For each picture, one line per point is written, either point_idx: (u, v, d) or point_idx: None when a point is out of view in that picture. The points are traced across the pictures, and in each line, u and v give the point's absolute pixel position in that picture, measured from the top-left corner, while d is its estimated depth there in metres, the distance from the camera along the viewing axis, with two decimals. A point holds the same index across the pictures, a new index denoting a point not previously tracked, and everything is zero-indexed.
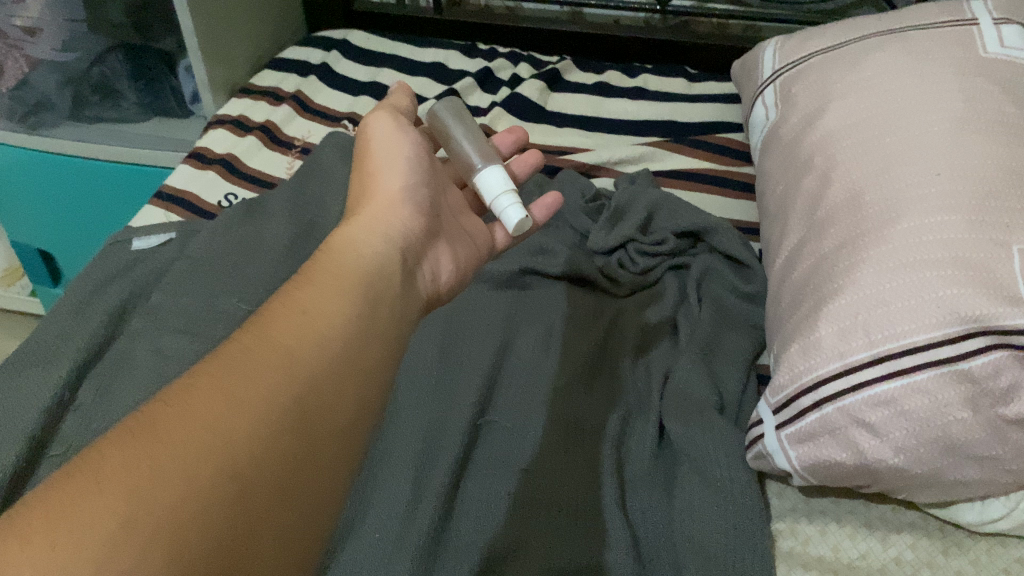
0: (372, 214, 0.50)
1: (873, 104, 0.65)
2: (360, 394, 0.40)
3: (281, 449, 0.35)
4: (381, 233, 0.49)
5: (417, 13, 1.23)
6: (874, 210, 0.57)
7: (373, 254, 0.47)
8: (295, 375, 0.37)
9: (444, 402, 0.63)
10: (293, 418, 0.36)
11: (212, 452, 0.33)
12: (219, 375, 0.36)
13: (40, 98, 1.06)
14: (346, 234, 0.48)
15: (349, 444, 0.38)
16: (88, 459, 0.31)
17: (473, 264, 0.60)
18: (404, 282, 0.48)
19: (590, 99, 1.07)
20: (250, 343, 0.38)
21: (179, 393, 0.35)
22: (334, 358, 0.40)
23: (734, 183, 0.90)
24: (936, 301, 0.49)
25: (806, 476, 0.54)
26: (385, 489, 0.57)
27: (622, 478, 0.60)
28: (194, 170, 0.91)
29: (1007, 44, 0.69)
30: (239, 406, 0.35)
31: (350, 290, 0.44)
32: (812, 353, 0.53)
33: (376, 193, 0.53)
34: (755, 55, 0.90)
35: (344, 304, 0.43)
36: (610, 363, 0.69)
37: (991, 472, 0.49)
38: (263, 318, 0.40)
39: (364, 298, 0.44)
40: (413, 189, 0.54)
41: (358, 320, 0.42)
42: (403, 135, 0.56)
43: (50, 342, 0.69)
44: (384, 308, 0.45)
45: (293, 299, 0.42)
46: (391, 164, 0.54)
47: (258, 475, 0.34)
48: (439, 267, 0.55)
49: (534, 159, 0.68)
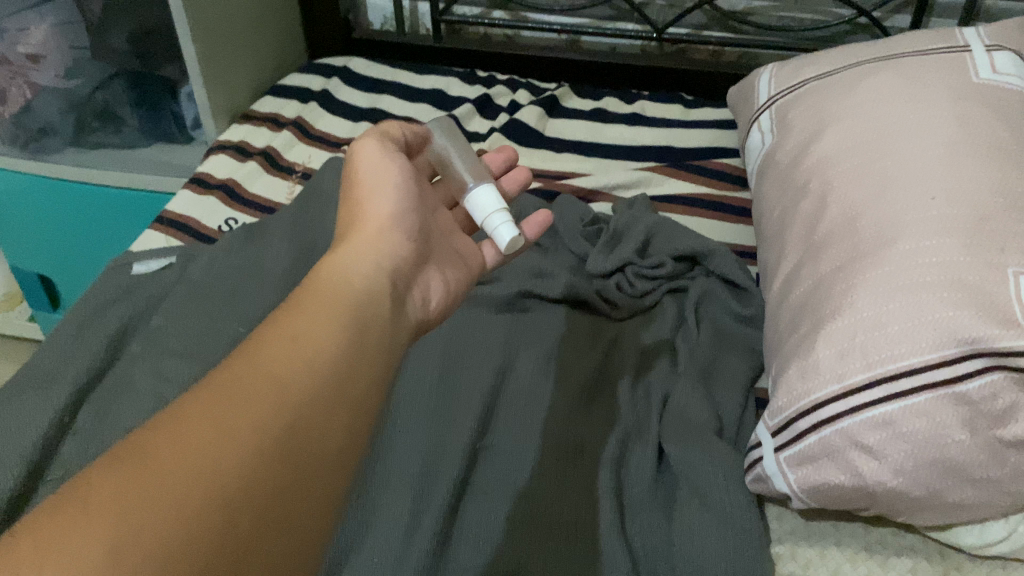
0: (363, 241, 0.51)
1: (868, 129, 0.66)
2: (351, 418, 0.40)
3: (272, 474, 0.35)
4: (374, 260, 0.50)
5: (417, 41, 1.25)
6: (869, 235, 0.57)
7: (362, 280, 0.48)
8: (284, 401, 0.38)
9: (441, 425, 0.63)
10: (283, 443, 0.36)
11: (203, 478, 0.33)
12: (210, 401, 0.36)
13: (43, 124, 1.08)
14: (335, 261, 0.49)
15: (341, 468, 0.39)
16: (77, 487, 0.31)
17: (464, 286, 0.60)
18: (393, 307, 0.49)
19: (588, 125, 1.08)
20: (239, 369, 0.39)
21: (169, 420, 0.35)
22: (324, 383, 0.40)
23: (731, 207, 0.91)
24: (932, 323, 0.50)
25: (805, 499, 0.54)
26: (384, 513, 0.57)
27: (622, 502, 0.60)
28: (195, 195, 0.92)
29: (999, 70, 0.70)
30: (229, 433, 0.35)
31: (340, 317, 0.44)
32: (811, 375, 0.53)
33: (364, 218, 0.53)
34: (751, 81, 0.91)
35: (334, 330, 0.43)
36: (609, 387, 0.69)
37: (990, 495, 0.49)
38: (253, 344, 0.40)
39: (355, 324, 0.44)
40: (401, 215, 0.54)
41: (347, 345, 0.43)
42: (392, 162, 0.56)
43: (50, 367, 0.69)
44: (374, 333, 0.45)
45: (282, 325, 0.42)
46: (380, 190, 0.55)
47: (249, 501, 0.34)
48: (429, 291, 0.55)
49: (523, 177, 0.69)
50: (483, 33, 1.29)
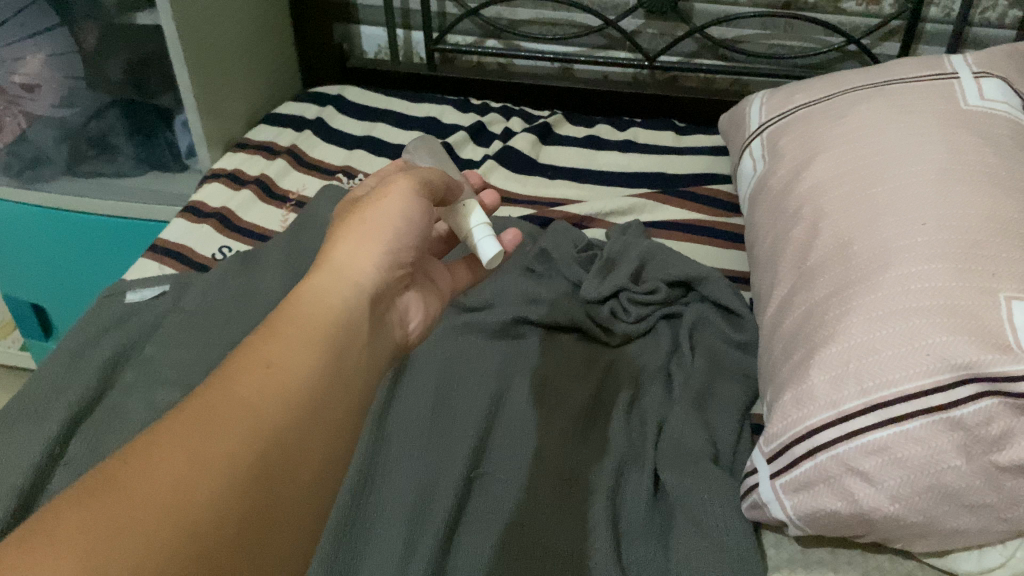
0: (344, 253, 0.49)
1: (859, 156, 0.67)
2: (323, 444, 0.40)
3: (244, 506, 0.35)
4: (354, 279, 0.48)
5: (411, 70, 1.26)
6: (861, 261, 0.58)
7: (345, 302, 0.47)
8: (257, 430, 0.37)
9: (434, 454, 0.63)
10: (256, 473, 0.36)
11: (178, 515, 0.32)
12: (186, 431, 0.36)
13: (38, 153, 1.09)
14: (314, 280, 0.47)
15: (312, 494, 0.39)
16: (44, 523, 0.31)
17: (439, 310, 0.60)
18: (372, 330, 0.48)
19: (581, 152, 1.08)
20: (214, 396, 0.38)
21: (140, 450, 0.34)
22: (299, 410, 0.39)
23: (724, 233, 0.91)
24: (925, 349, 0.50)
25: (801, 526, 0.53)
26: (378, 544, 0.56)
27: (617, 530, 0.59)
28: (189, 224, 0.92)
29: (987, 97, 0.70)
30: (205, 465, 0.35)
31: (320, 340, 0.43)
32: (807, 402, 0.53)
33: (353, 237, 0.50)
34: (742, 109, 0.92)
35: (311, 354, 0.42)
36: (604, 414, 0.69)
37: (988, 521, 0.49)
38: (228, 369, 0.40)
39: (332, 347, 0.44)
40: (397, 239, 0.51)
41: (323, 370, 0.42)
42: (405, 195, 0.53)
43: (42, 397, 0.69)
44: (350, 357, 0.45)
45: (261, 348, 0.41)
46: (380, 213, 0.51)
47: (221, 534, 0.34)
48: (408, 314, 0.56)
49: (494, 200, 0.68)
50: (476, 62, 1.30)
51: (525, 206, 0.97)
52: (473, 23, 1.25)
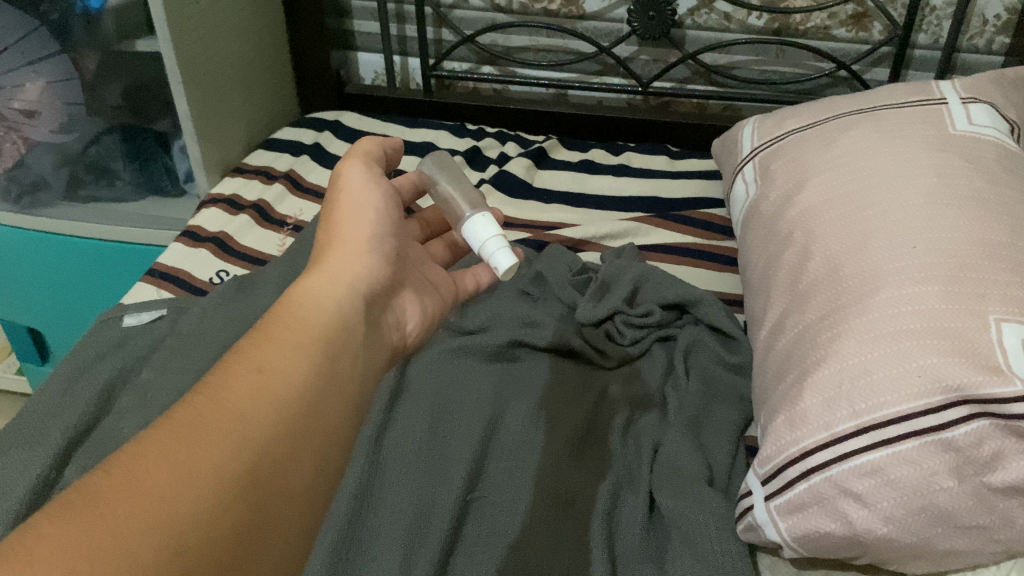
0: (335, 263, 0.51)
1: (849, 181, 0.67)
2: (312, 453, 0.41)
3: (231, 517, 0.35)
4: (348, 283, 0.50)
5: (408, 95, 1.27)
6: (852, 285, 0.58)
7: (335, 307, 0.48)
8: (247, 439, 0.38)
9: (429, 477, 0.63)
10: (243, 484, 0.36)
11: (163, 525, 0.32)
12: (171, 443, 0.36)
13: (36, 178, 1.10)
14: (306, 285, 0.48)
15: (305, 504, 0.39)
16: (25, 535, 0.30)
17: (438, 313, 0.61)
18: (365, 335, 0.49)
19: (575, 176, 1.09)
20: (202, 406, 0.38)
21: (126, 461, 0.34)
22: (288, 420, 0.40)
23: (717, 257, 0.92)
24: (916, 371, 0.50)
25: (796, 548, 0.53)
26: (374, 568, 0.56)
27: (612, 553, 0.59)
28: (186, 248, 0.92)
29: (975, 122, 0.71)
30: (193, 475, 0.35)
31: (308, 349, 0.44)
32: (800, 424, 0.54)
33: (342, 238, 0.52)
34: (734, 134, 0.93)
35: (301, 360, 0.43)
36: (599, 438, 0.69)
37: (981, 542, 0.49)
38: (217, 376, 0.40)
39: (321, 356, 0.44)
40: (380, 240, 0.54)
41: (315, 377, 0.43)
42: (376, 187, 0.55)
43: (38, 421, 0.69)
44: (341, 366, 0.45)
45: (248, 356, 0.42)
46: (358, 212, 0.53)
47: (209, 543, 0.34)
48: (405, 317, 0.56)
49: None
50: (472, 88, 1.32)
51: (520, 230, 0.98)
52: (469, 49, 1.26)
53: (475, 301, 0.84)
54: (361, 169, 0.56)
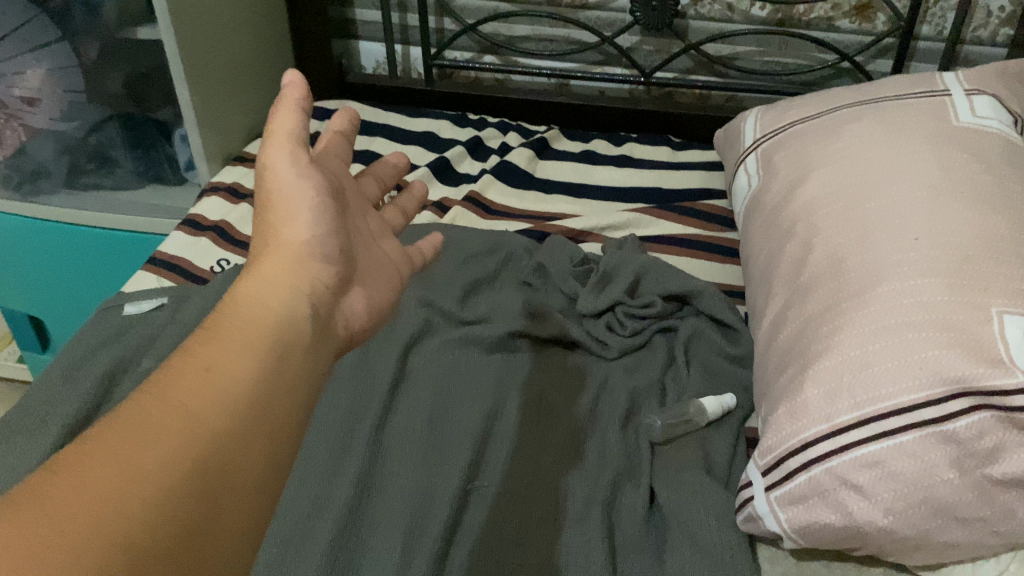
0: (274, 266, 0.46)
1: (852, 172, 0.67)
2: (261, 456, 0.38)
3: (175, 524, 0.32)
4: (293, 283, 0.46)
5: (409, 84, 1.27)
6: (854, 277, 0.58)
7: (289, 299, 0.45)
8: (193, 442, 0.35)
9: (427, 467, 0.64)
10: (190, 482, 0.34)
11: (108, 522, 0.30)
12: (117, 440, 0.33)
13: (38, 166, 1.10)
14: (260, 277, 0.45)
15: (254, 506, 0.36)
16: None
17: (393, 304, 0.55)
18: (322, 329, 0.46)
19: (577, 167, 1.09)
20: (148, 403, 0.36)
21: (70, 459, 0.32)
22: (238, 416, 0.37)
23: (718, 248, 0.92)
24: (918, 363, 0.50)
25: (796, 539, 0.54)
26: (374, 558, 0.57)
27: (613, 543, 0.59)
28: (187, 237, 0.92)
29: (978, 114, 0.71)
30: (135, 478, 0.32)
31: (264, 342, 0.41)
32: (800, 416, 0.54)
33: (279, 241, 0.48)
34: (737, 126, 0.93)
35: (252, 355, 0.40)
36: (599, 429, 0.69)
37: (980, 535, 0.49)
38: (163, 377, 0.37)
39: (276, 349, 0.42)
40: (323, 235, 0.49)
41: (272, 368, 0.41)
42: (307, 178, 0.50)
43: (39, 409, 0.69)
44: (297, 359, 0.42)
45: (198, 353, 0.39)
46: (294, 207, 0.49)
47: (146, 552, 0.31)
48: (353, 312, 0.50)
49: (419, 193, 0.67)
50: (474, 77, 1.31)
51: (521, 221, 0.98)
52: (471, 39, 1.26)
53: (476, 292, 0.83)
54: (284, 157, 0.51)
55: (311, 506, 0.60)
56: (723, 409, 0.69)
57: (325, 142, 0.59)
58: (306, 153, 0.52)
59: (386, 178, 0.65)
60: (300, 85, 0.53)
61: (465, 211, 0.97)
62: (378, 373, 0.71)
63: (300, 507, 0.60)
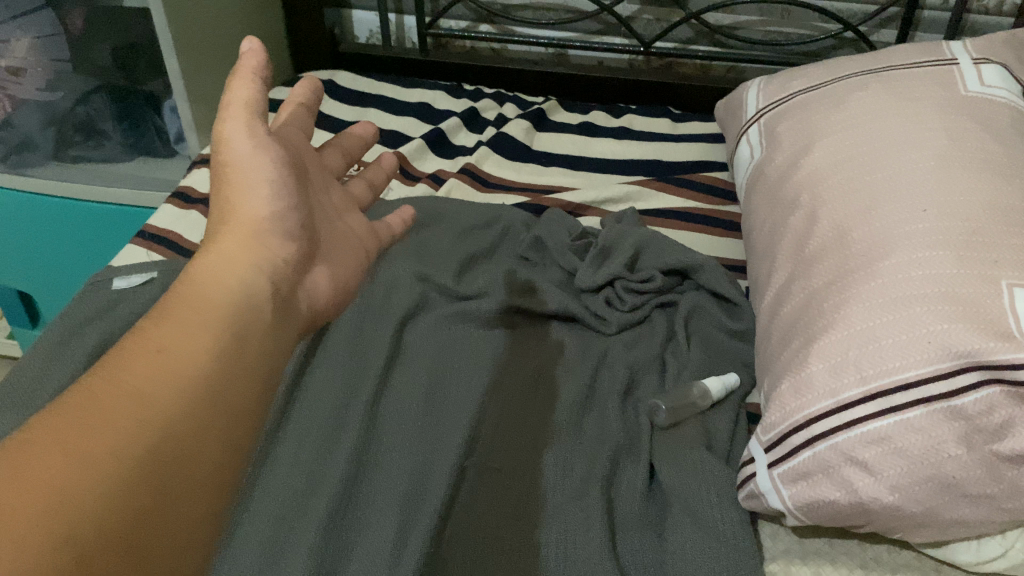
0: (231, 246, 0.46)
1: (859, 142, 0.66)
2: (219, 437, 0.37)
3: (129, 508, 0.32)
4: (251, 261, 0.46)
5: (404, 54, 1.24)
6: (860, 249, 0.57)
7: (246, 279, 0.44)
8: (149, 421, 0.35)
9: (421, 442, 0.62)
10: (145, 464, 0.33)
11: (58, 508, 0.30)
12: (64, 425, 0.33)
13: (24, 138, 1.06)
14: (215, 258, 0.45)
15: (216, 485, 0.36)
16: None
17: (357, 280, 0.56)
18: (281, 307, 0.46)
19: (576, 139, 1.07)
20: (97, 387, 0.35)
21: (18, 443, 0.31)
22: (193, 395, 0.37)
23: (719, 222, 0.90)
24: (927, 337, 0.49)
25: (799, 516, 0.53)
26: (369, 535, 0.56)
27: (612, 519, 0.59)
28: (178, 210, 0.90)
29: (987, 83, 0.70)
30: (84, 462, 0.32)
31: (218, 322, 0.41)
32: (804, 391, 0.53)
33: (237, 216, 0.48)
34: (739, 96, 0.91)
35: (206, 336, 0.40)
36: (598, 405, 0.68)
37: (988, 512, 0.48)
38: (113, 360, 0.37)
39: (232, 328, 0.42)
40: (281, 212, 0.49)
41: (227, 347, 0.40)
42: (267, 152, 0.49)
43: (27, 385, 0.67)
44: (254, 338, 0.42)
45: (151, 334, 0.39)
46: (252, 183, 0.48)
47: (99, 536, 0.30)
48: (317, 289, 0.51)
49: (390, 165, 0.67)
50: (470, 48, 1.29)
51: (519, 194, 0.96)
52: (466, 7, 1.23)
53: (473, 266, 0.82)
54: (239, 127, 0.49)
55: (304, 483, 0.59)
56: (727, 388, 0.68)
57: (290, 112, 0.58)
58: (265, 125, 0.50)
59: (352, 149, 0.64)
60: (258, 51, 0.51)
61: (461, 183, 0.96)
62: (372, 348, 0.70)
63: (294, 483, 0.59)
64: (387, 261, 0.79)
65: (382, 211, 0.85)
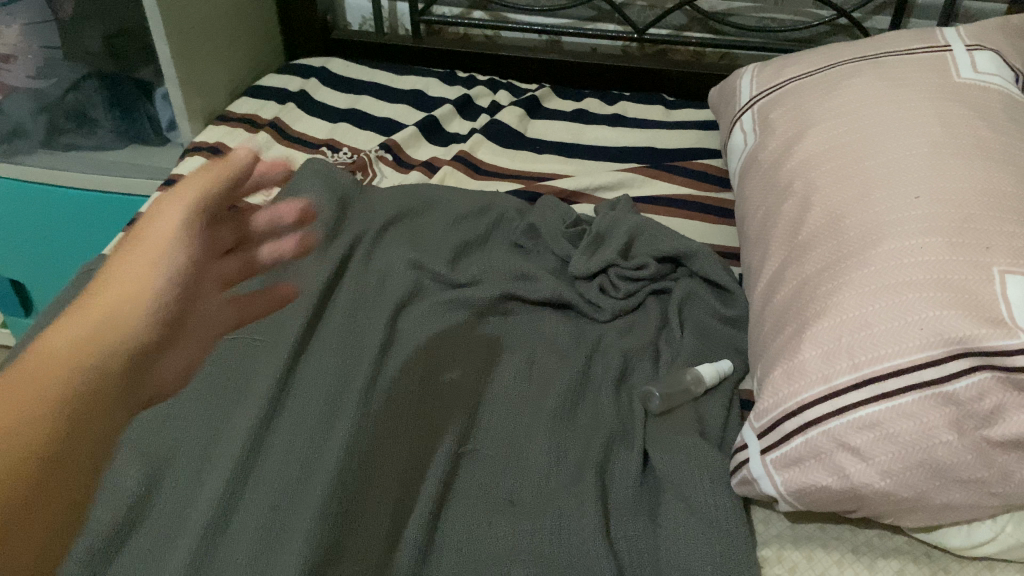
0: (100, 300, 0.40)
1: (851, 129, 0.66)
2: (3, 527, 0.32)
3: None
4: (112, 321, 0.39)
5: (397, 41, 1.24)
6: (853, 235, 0.57)
7: (100, 344, 0.39)
8: None
9: (415, 430, 0.63)
10: None
11: None
12: None
13: (15, 125, 1.06)
14: (77, 315, 0.40)
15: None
16: None
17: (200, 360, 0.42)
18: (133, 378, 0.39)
19: (569, 126, 1.07)
20: None
21: None
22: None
23: (712, 209, 0.91)
24: (918, 324, 0.49)
25: (792, 501, 0.53)
26: (365, 523, 0.56)
27: (607, 506, 0.59)
28: (170, 198, 0.90)
29: (980, 70, 0.70)
30: None
31: (50, 388, 0.37)
32: (797, 377, 0.53)
33: (123, 266, 0.42)
34: (733, 82, 0.91)
35: (31, 401, 0.36)
36: (592, 391, 0.68)
37: (978, 496, 0.49)
38: None
39: (62, 393, 0.37)
40: (170, 267, 0.41)
41: (48, 413, 0.36)
42: (178, 215, 0.43)
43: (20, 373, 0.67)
44: (87, 411, 0.37)
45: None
46: (150, 241, 0.42)
47: None
48: (161, 368, 0.41)
49: (290, 213, 0.51)
50: (463, 34, 1.28)
51: (513, 181, 0.96)
52: None
53: (467, 254, 0.82)
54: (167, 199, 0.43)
55: (299, 470, 0.59)
56: (721, 374, 0.68)
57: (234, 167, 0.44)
58: (191, 206, 0.43)
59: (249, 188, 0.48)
60: (248, 164, 0.45)
61: (455, 171, 0.95)
62: (366, 336, 0.69)
63: (288, 470, 0.59)
64: (381, 249, 0.79)
65: (375, 198, 0.85)
